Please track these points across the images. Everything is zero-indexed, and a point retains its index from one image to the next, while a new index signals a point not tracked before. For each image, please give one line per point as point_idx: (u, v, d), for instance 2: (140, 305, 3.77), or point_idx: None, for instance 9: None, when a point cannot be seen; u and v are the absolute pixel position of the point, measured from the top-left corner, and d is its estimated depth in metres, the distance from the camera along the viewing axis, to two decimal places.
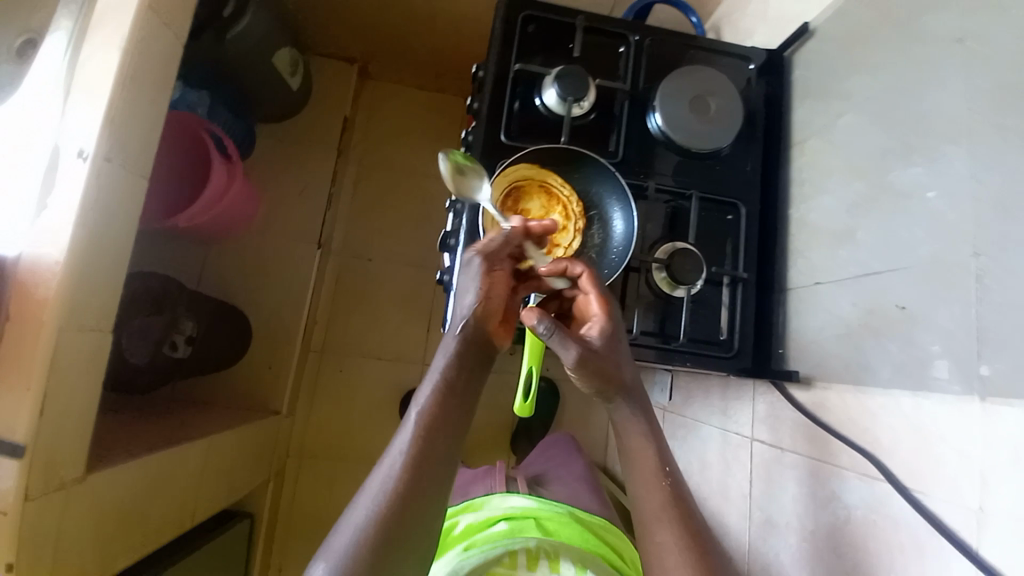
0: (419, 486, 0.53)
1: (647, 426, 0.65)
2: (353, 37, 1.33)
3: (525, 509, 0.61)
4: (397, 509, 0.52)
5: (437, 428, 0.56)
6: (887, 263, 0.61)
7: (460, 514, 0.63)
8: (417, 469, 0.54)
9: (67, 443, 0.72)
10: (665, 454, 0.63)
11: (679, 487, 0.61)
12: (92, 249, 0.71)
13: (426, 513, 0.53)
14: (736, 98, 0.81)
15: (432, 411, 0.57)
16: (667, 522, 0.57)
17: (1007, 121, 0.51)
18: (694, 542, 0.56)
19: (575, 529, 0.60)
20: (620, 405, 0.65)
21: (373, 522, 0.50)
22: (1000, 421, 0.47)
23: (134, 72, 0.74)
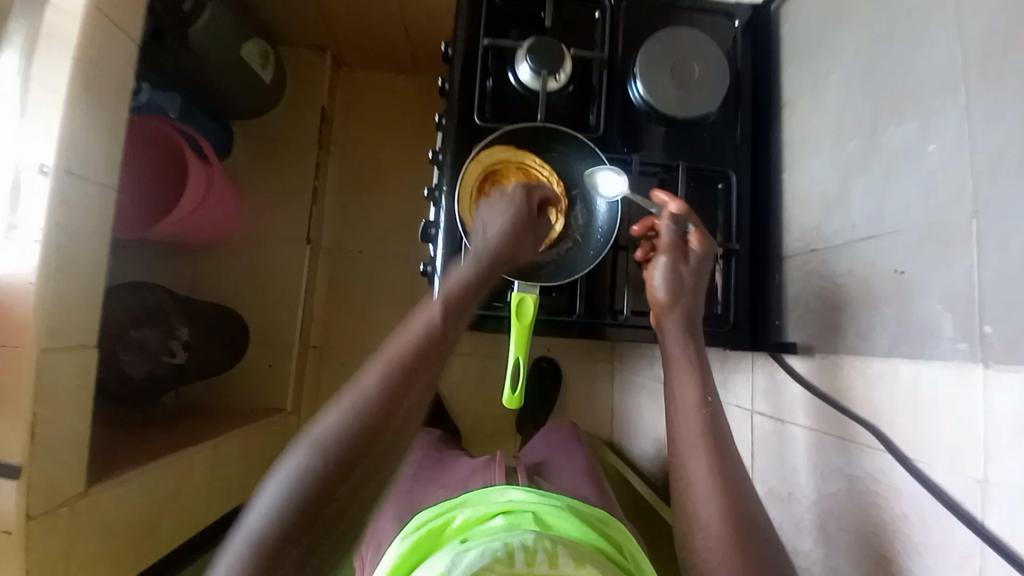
0: (395, 411, 0.49)
1: (694, 357, 0.64)
2: (323, 23, 1.28)
3: (523, 503, 0.59)
4: (366, 432, 0.48)
5: (425, 356, 0.52)
6: (883, 225, 0.58)
7: (456, 509, 0.60)
8: (394, 394, 0.50)
9: (67, 460, 0.72)
10: (708, 387, 0.62)
11: (716, 420, 0.60)
12: (66, 266, 0.69)
13: (396, 438, 0.49)
14: (720, 58, 0.76)
15: (418, 340, 0.53)
16: (701, 452, 0.57)
17: (1007, 65, 0.47)
18: (725, 480, 0.55)
19: (575, 523, 0.57)
20: (676, 335, 0.65)
21: (338, 442, 0.47)
22: (1003, 388, 0.45)
23: (89, 79, 0.71)
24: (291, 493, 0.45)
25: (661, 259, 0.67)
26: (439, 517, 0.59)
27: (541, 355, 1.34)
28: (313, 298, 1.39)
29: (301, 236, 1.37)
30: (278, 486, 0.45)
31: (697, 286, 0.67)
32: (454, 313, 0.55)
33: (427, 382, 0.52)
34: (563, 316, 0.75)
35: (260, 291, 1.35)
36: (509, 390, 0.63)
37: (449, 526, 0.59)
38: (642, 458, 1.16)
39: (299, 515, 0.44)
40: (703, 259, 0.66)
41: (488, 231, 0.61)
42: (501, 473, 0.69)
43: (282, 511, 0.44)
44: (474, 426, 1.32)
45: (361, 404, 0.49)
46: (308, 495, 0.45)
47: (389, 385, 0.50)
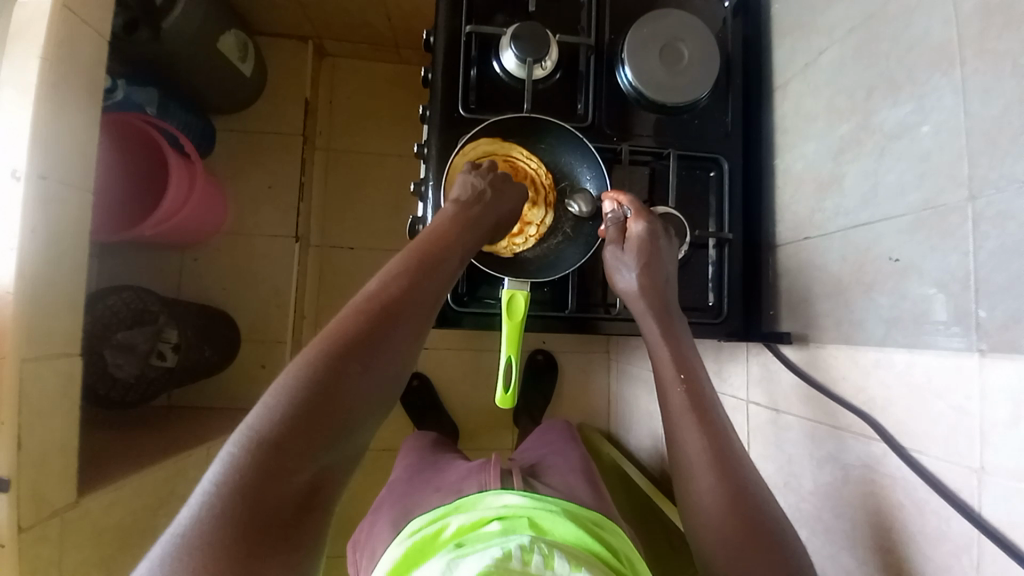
0: (345, 376, 0.46)
1: (663, 328, 0.63)
2: (303, 13, 1.24)
3: (519, 508, 0.58)
4: (315, 396, 0.44)
5: (376, 318, 0.50)
6: (877, 211, 0.57)
7: (450, 517, 0.60)
8: (346, 358, 0.46)
9: (57, 471, 0.70)
10: (686, 360, 0.60)
11: (699, 394, 0.57)
12: (45, 276, 0.67)
13: (351, 406, 0.45)
14: (710, 41, 0.74)
15: (377, 301, 0.51)
16: (690, 426, 0.55)
17: (1005, 44, 0.45)
18: (718, 455, 0.53)
19: (570, 527, 0.57)
20: (646, 315, 0.64)
21: (283, 410, 0.43)
22: (998, 376, 0.44)
23: (58, 77, 0.67)
24: (230, 468, 0.40)
25: (607, 251, 0.69)
26: (433, 524, 0.60)
27: (536, 348, 1.34)
28: (304, 297, 1.38)
29: (289, 233, 1.34)
30: (218, 463, 0.41)
31: (652, 263, 0.65)
32: (407, 280, 0.53)
33: (383, 344, 0.49)
34: (555, 311, 0.74)
35: (249, 290, 1.33)
36: (503, 389, 0.62)
37: (441, 534, 0.59)
38: (640, 448, 1.17)
39: (242, 491, 0.40)
40: (645, 235, 0.66)
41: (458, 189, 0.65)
42: (496, 476, 0.68)
43: (224, 489, 0.40)
44: (470, 420, 1.31)
45: (308, 368, 0.45)
46: (251, 469, 0.40)
47: (337, 349, 0.47)
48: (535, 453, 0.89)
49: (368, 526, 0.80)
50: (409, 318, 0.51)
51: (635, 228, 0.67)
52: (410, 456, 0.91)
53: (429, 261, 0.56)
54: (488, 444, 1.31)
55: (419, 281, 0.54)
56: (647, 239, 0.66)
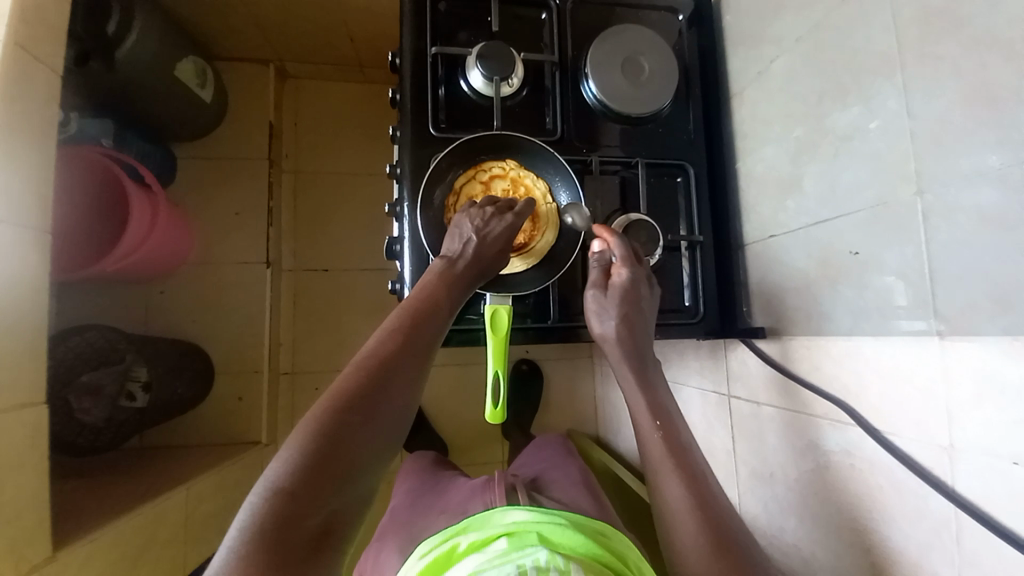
0: (360, 415, 0.49)
1: (638, 376, 0.65)
2: (263, 36, 1.22)
3: (527, 523, 0.58)
4: (337, 434, 0.47)
5: (394, 354, 0.55)
6: (835, 209, 0.61)
7: (461, 535, 0.59)
8: (371, 391, 0.51)
9: (30, 528, 0.65)
10: (660, 407, 0.63)
11: (675, 438, 0.60)
12: (4, 323, 0.63)
13: (369, 444, 0.49)
14: (669, 54, 0.77)
15: (385, 345, 0.55)
16: (669, 472, 0.57)
17: (940, 48, 0.49)
18: (700, 499, 0.55)
19: (579, 538, 0.57)
20: (622, 364, 0.66)
21: (306, 451, 0.46)
22: (959, 358, 0.47)
23: (12, 114, 0.64)
24: (258, 510, 0.43)
25: (588, 294, 0.70)
26: (445, 543, 0.59)
27: (520, 358, 1.34)
28: (280, 323, 1.35)
29: (261, 259, 1.31)
30: (248, 503, 0.43)
31: (636, 316, 0.68)
32: (411, 324, 0.58)
33: (399, 378, 0.54)
34: (539, 323, 0.75)
35: (220, 321, 1.29)
36: (491, 405, 0.62)
37: (455, 551, 0.58)
38: (630, 450, 1.18)
39: (271, 526, 0.42)
40: (628, 284, 0.68)
41: (467, 237, 0.65)
42: (500, 495, 0.68)
43: (267, 509, 0.43)
44: (461, 437, 1.30)
45: (335, 405, 0.49)
46: (291, 491, 0.44)
47: (354, 390, 0.51)
48: (531, 466, 0.89)
49: (369, 558, 0.78)
50: (418, 354, 0.56)
51: (619, 273, 0.69)
52: (406, 482, 0.90)
53: (432, 303, 0.61)
54: (479, 460, 1.30)
55: (421, 324, 0.59)
56: (629, 287, 0.68)
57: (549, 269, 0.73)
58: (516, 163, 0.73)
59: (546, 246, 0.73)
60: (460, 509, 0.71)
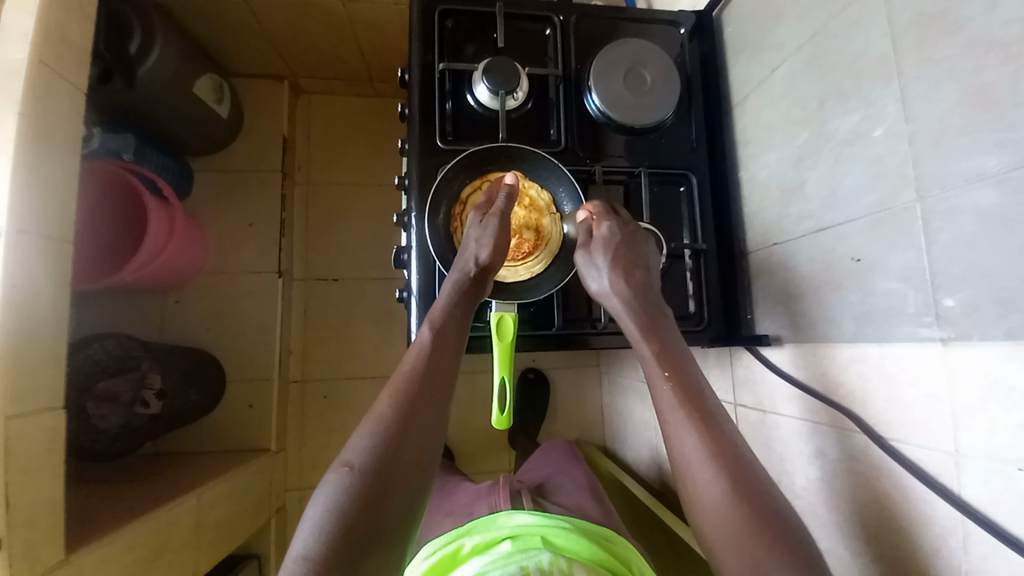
0: (396, 438, 0.52)
1: (645, 318, 0.62)
2: (277, 53, 1.26)
3: (531, 526, 0.59)
4: (379, 457, 0.50)
5: (417, 387, 0.56)
6: (838, 215, 0.61)
7: (465, 536, 0.60)
8: (400, 427, 0.53)
9: (44, 531, 0.67)
10: (669, 355, 0.59)
11: (691, 385, 0.56)
12: (26, 330, 0.65)
13: (408, 463, 0.51)
14: (671, 65, 0.79)
15: (416, 367, 0.58)
16: (681, 422, 0.53)
17: (937, 57, 0.49)
18: (715, 442, 0.51)
19: (582, 543, 0.58)
20: (625, 313, 0.64)
21: (353, 477, 0.49)
22: (962, 363, 0.47)
23: (37, 130, 0.67)
24: (315, 537, 0.46)
25: (579, 255, 0.69)
26: (450, 544, 0.60)
27: (527, 367, 1.35)
28: (291, 331, 1.37)
29: (273, 269, 1.34)
30: (307, 531, 0.47)
31: (631, 263, 0.66)
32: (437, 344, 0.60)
33: (429, 396, 0.56)
34: (542, 330, 0.76)
35: (232, 329, 1.32)
36: (497, 410, 0.62)
37: (459, 552, 0.59)
38: (637, 459, 1.17)
39: (329, 550, 0.45)
40: (610, 234, 0.68)
41: (482, 250, 0.65)
42: (506, 498, 0.70)
43: (323, 535, 0.46)
44: (469, 445, 1.31)
45: (374, 431, 0.52)
46: (336, 534, 0.46)
47: (390, 414, 0.54)
48: (537, 473, 0.89)
49: None
50: (439, 377, 0.58)
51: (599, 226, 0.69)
52: None
53: (456, 321, 0.63)
54: (486, 468, 1.31)
55: (446, 342, 0.61)
56: (614, 235, 0.68)
57: (552, 277, 0.73)
58: (520, 174, 0.74)
59: (552, 253, 0.74)
60: (467, 514, 0.73)
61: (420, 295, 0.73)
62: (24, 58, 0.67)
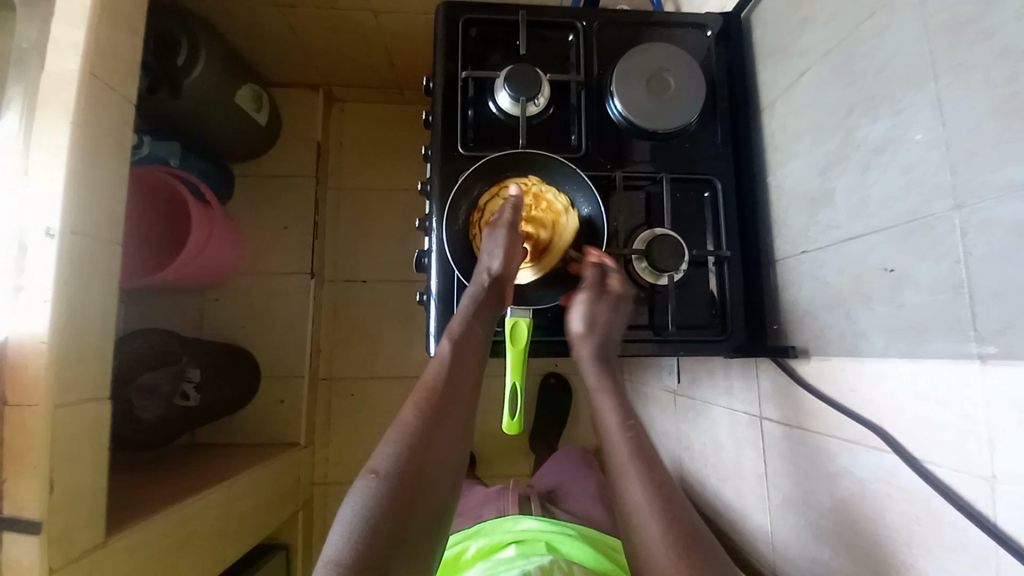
0: (424, 450, 0.54)
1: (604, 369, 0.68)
2: (313, 63, 1.32)
3: (535, 532, 0.66)
4: (408, 469, 0.52)
5: (443, 399, 0.58)
6: (868, 224, 0.58)
7: (473, 539, 0.67)
8: (427, 437, 0.55)
9: (83, 514, 0.72)
10: (627, 409, 0.64)
11: (640, 438, 0.60)
12: (74, 326, 0.70)
13: (435, 477, 0.53)
14: (696, 71, 0.78)
15: (439, 382, 0.60)
16: (633, 475, 0.57)
17: (973, 59, 0.47)
18: (662, 497, 0.55)
19: (582, 548, 0.64)
20: (590, 362, 0.68)
21: (383, 487, 0.50)
22: (999, 384, 0.44)
23: (86, 140, 0.72)
24: (344, 543, 0.46)
25: (582, 297, 0.70)
26: (457, 546, 0.66)
27: (550, 371, 1.35)
28: (321, 330, 1.42)
29: (305, 270, 1.40)
30: (335, 536, 0.47)
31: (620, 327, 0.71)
32: (460, 360, 0.62)
33: (454, 413, 0.59)
34: (557, 336, 0.75)
35: (266, 327, 1.38)
36: (508, 415, 0.63)
37: (466, 555, 0.65)
38: None
39: (358, 557, 0.45)
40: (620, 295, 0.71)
41: (496, 262, 0.68)
42: (514, 503, 0.75)
43: (353, 541, 0.46)
44: (489, 448, 1.32)
45: (403, 443, 0.54)
46: (367, 539, 0.46)
47: (418, 427, 0.55)
48: (552, 478, 0.90)
49: None
50: (463, 393, 0.60)
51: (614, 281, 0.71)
52: None
53: (477, 336, 0.65)
54: (505, 471, 1.31)
55: (468, 358, 0.63)
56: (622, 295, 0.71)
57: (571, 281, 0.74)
58: (537, 179, 0.74)
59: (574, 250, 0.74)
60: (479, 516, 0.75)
61: (438, 299, 0.74)
62: (74, 70, 0.72)
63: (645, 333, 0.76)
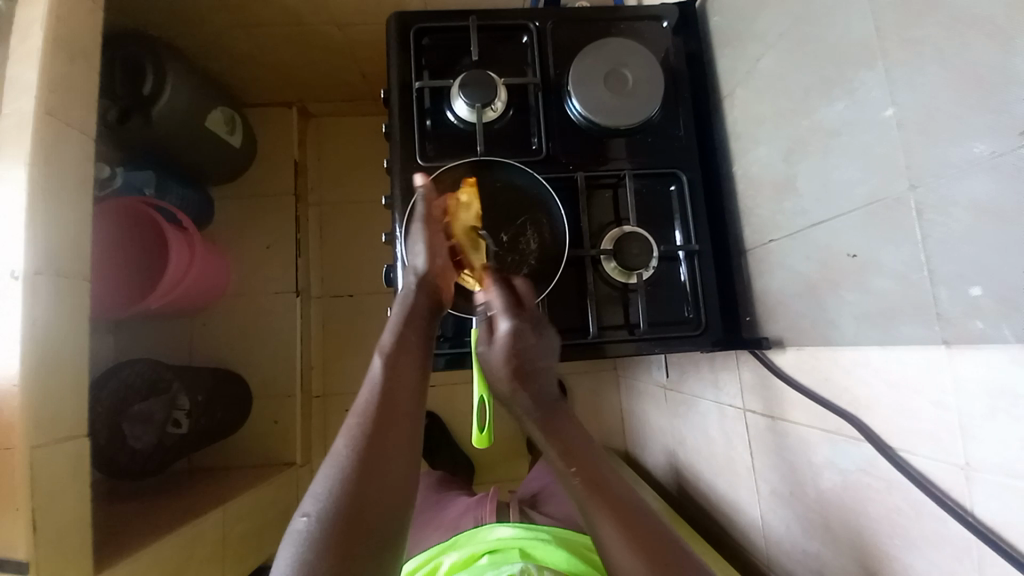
0: (359, 481, 0.51)
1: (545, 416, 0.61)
2: (284, 82, 1.32)
3: (510, 539, 0.66)
4: (343, 504, 0.49)
5: (379, 421, 0.55)
6: (831, 209, 0.57)
7: (444, 555, 0.66)
8: (361, 466, 0.52)
9: (73, 552, 0.72)
10: (572, 446, 0.59)
11: (599, 474, 0.57)
12: (47, 365, 0.70)
13: (376, 508, 0.50)
14: (654, 63, 0.76)
15: (372, 403, 0.56)
16: (598, 513, 0.54)
17: (917, 34, 0.46)
18: (633, 531, 0.52)
19: (560, 553, 0.63)
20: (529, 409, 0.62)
21: (317, 528, 0.48)
22: (967, 368, 0.43)
23: (49, 179, 0.72)
24: None
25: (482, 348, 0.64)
26: (427, 563, 0.66)
27: None
28: (311, 347, 1.42)
29: (290, 288, 1.39)
30: None
31: (532, 366, 0.62)
32: (392, 377, 0.59)
33: (392, 434, 0.55)
34: None
35: (255, 349, 1.37)
36: (478, 429, 0.63)
37: (437, 570, 0.65)
38: (654, 465, 1.14)
39: None
40: (510, 340, 0.62)
41: (418, 260, 0.66)
42: (490, 509, 0.76)
43: None
44: (485, 454, 1.31)
45: (338, 476, 0.51)
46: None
47: (351, 456, 0.53)
48: (537, 483, 0.90)
49: None
50: (400, 410, 0.57)
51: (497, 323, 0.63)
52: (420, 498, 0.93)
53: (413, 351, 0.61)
54: (502, 477, 1.30)
55: (402, 371, 0.59)
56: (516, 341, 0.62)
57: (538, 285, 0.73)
58: (489, 185, 0.74)
59: (537, 255, 0.74)
60: (462, 527, 0.75)
61: None
62: (32, 109, 0.72)
63: (622, 333, 0.75)
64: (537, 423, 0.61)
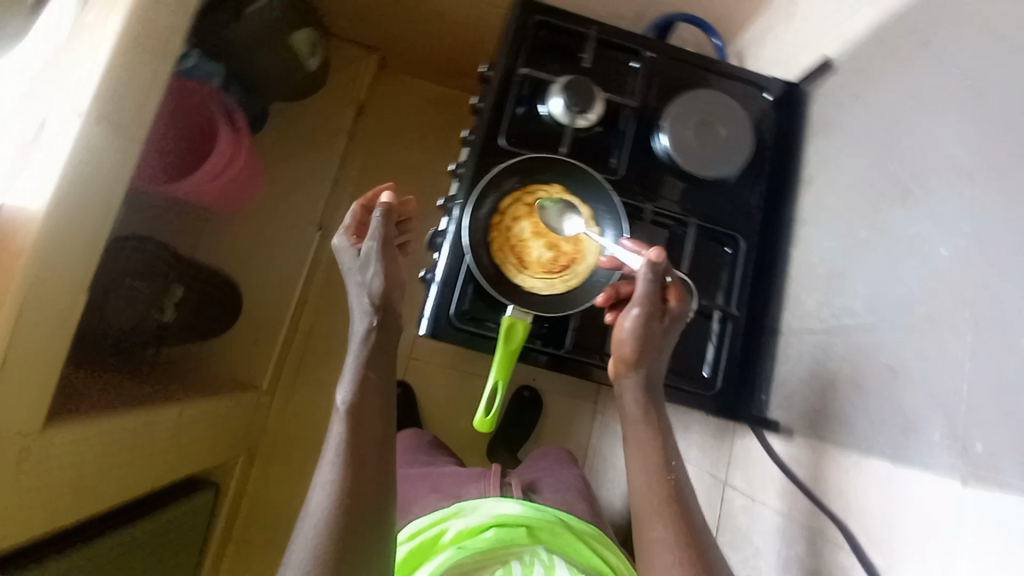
0: (355, 448, 0.61)
1: (654, 421, 0.66)
2: (374, 26, 1.32)
3: (517, 517, 0.71)
4: (340, 467, 0.59)
5: (366, 401, 0.64)
6: (880, 318, 0.58)
7: (450, 522, 0.71)
8: (352, 433, 0.61)
9: (33, 403, 0.69)
10: (670, 450, 0.64)
11: (680, 487, 0.61)
12: (73, 213, 0.68)
13: (363, 472, 0.60)
14: (746, 128, 0.78)
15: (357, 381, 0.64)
16: (657, 520, 0.59)
17: (1011, 177, 0.47)
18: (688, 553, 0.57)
19: (565, 538, 0.71)
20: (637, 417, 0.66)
21: (323, 487, 0.59)
22: (976, 506, 0.43)
23: (138, 35, 0.72)
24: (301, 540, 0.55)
25: (640, 313, 0.64)
26: (434, 527, 0.70)
27: (525, 383, 1.33)
28: (312, 283, 1.40)
29: (313, 221, 1.38)
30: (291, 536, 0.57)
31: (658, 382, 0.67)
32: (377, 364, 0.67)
33: (374, 412, 0.64)
34: (552, 347, 0.74)
35: (258, 267, 1.36)
36: (482, 412, 0.63)
37: (442, 536, 0.70)
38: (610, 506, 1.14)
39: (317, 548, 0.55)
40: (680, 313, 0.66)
41: (375, 284, 0.66)
42: (495, 484, 0.79)
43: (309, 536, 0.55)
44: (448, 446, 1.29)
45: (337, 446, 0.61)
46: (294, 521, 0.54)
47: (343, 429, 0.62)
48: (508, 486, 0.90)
49: None
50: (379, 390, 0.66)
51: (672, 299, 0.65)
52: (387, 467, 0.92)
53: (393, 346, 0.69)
54: None
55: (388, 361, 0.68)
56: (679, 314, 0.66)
57: (576, 299, 0.73)
58: (560, 188, 0.74)
59: (588, 270, 0.73)
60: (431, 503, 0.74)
61: (442, 282, 0.73)
62: None
63: None
64: (650, 424, 0.65)
